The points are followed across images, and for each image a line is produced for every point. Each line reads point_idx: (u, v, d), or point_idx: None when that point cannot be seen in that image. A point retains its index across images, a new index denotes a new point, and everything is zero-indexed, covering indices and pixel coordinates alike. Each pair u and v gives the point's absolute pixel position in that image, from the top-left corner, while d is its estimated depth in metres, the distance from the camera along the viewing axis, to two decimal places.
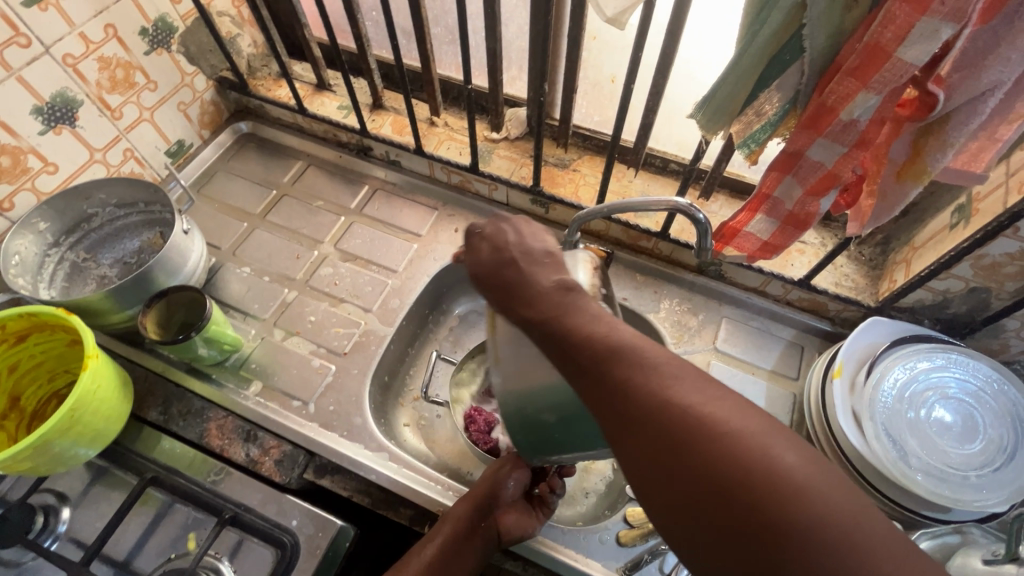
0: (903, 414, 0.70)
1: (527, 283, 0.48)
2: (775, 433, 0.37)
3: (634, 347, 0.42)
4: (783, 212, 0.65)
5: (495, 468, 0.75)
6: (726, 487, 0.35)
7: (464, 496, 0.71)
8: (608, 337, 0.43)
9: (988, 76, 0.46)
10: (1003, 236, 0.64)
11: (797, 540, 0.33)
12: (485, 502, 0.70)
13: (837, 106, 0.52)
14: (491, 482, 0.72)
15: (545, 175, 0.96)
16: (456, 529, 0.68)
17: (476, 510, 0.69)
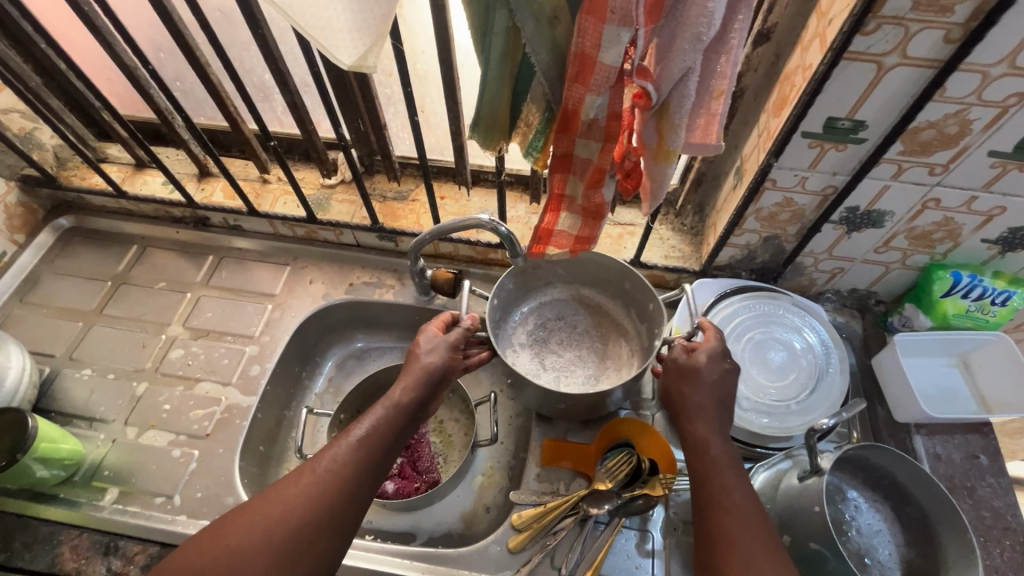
0: (734, 366, 0.76)
1: (698, 386, 0.62)
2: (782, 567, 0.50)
3: (732, 478, 0.56)
4: (579, 207, 0.70)
5: (440, 350, 0.67)
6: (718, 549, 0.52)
7: (405, 376, 0.65)
8: (721, 459, 0.57)
9: (677, 63, 0.52)
10: (766, 190, 0.73)
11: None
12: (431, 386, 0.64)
13: (577, 108, 0.57)
14: (439, 362, 0.66)
15: (385, 210, 0.97)
16: (392, 411, 0.61)
17: (422, 394, 0.64)
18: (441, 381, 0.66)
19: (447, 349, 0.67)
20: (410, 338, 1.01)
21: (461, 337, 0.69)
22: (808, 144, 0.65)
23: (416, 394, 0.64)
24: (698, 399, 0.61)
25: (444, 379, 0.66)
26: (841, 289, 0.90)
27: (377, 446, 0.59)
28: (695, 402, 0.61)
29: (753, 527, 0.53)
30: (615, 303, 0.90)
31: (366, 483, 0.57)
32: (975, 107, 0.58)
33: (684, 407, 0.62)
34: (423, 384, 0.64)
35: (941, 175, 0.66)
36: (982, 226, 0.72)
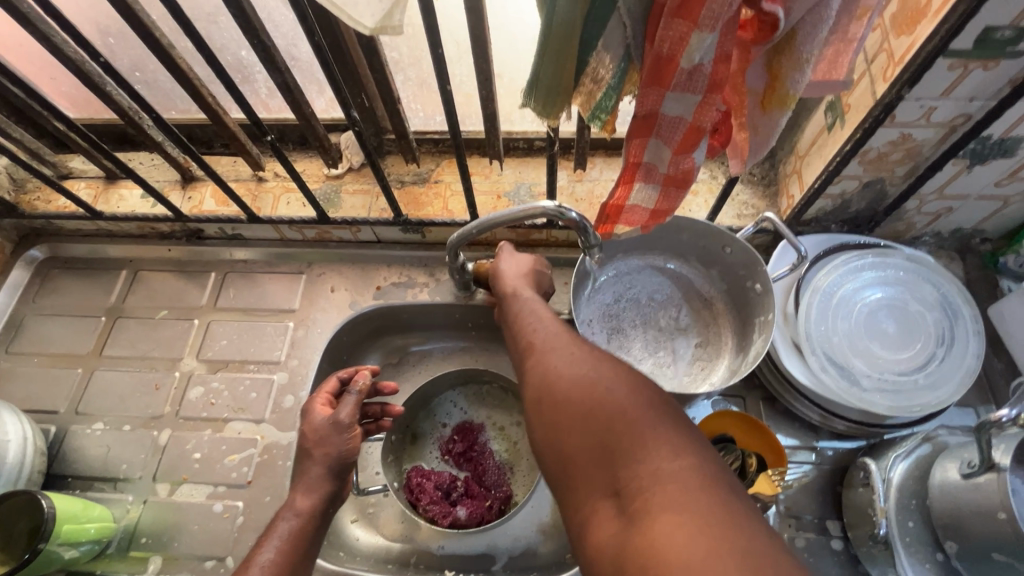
0: (840, 333, 0.66)
1: (538, 336, 0.58)
2: (685, 439, 0.42)
3: (587, 383, 0.48)
4: (659, 176, 0.56)
5: (333, 437, 0.64)
6: (596, 442, 0.44)
7: (303, 488, 0.63)
8: (577, 369, 0.50)
9: None
10: (882, 127, 0.59)
11: (614, 445, 0.43)
12: (550, 358, 0.53)
13: (674, 54, 0.44)
14: (338, 450, 0.64)
15: (405, 198, 0.83)
16: (290, 521, 0.61)
17: (326, 501, 0.63)
18: (342, 462, 0.64)
19: (342, 434, 0.65)
20: (452, 338, 0.90)
21: (352, 409, 0.66)
22: (948, 66, 0.52)
23: (321, 491, 0.63)
24: (583, 359, 0.51)
25: (350, 462, 0.65)
26: (941, 231, 0.78)
27: (286, 562, 0.58)
28: (564, 365, 0.52)
29: (625, 397, 0.46)
30: (666, 256, 0.81)
31: None
32: None
33: (541, 382, 0.52)
34: (327, 474, 0.63)
35: None
36: None
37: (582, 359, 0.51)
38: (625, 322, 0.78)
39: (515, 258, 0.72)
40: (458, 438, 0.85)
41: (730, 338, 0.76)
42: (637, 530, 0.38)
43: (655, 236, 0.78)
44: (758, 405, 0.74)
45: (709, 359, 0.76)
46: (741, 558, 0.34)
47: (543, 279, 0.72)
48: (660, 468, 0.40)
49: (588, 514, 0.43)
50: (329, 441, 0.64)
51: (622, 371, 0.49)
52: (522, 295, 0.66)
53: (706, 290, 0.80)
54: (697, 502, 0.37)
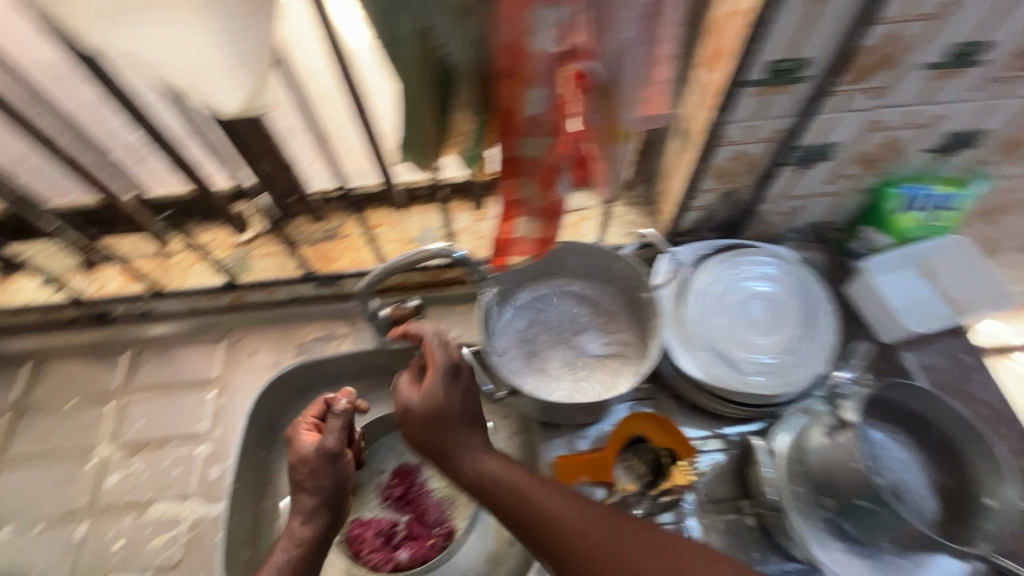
0: (720, 328, 0.74)
1: (507, 480, 0.57)
2: (710, 556, 0.52)
3: (611, 542, 0.53)
4: (535, 209, 0.63)
5: (324, 465, 0.66)
6: None
7: (300, 515, 0.65)
8: (589, 530, 0.53)
9: (618, 35, 0.47)
10: (720, 147, 0.69)
11: None
12: (544, 517, 0.55)
13: (515, 107, 0.51)
14: (331, 479, 0.66)
15: (315, 255, 0.87)
16: (291, 545, 0.64)
17: (325, 526, 0.66)
18: (336, 488, 0.67)
19: (333, 461, 0.66)
20: (380, 384, 0.92)
21: (340, 435, 0.67)
22: (754, 93, 0.62)
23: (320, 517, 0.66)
24: (571, 503, 0.55)
25: (342, 487, 0.67)
26: (799, 226, 0.89)
27: None
28: (567, 523, 0.54)
29: (652, 548, 0.52)
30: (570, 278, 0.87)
31: None
32: (910, 22, 0.56)
33: (556, 549, 0.54)
34: (325, 504, 0.66)
35: (884, 96, 0.65)
36: (927, 136, 0.73)
37: (580, 513, 0.55)
38: (541, 343, 0.83)
39: (428, 377, 0.64)
40: (397, 482, 0.86)
41: (637, 343, 0.83)
42: None
43: (555, 262, 0.85)
44: (667, 403, 0.81)
45: (625, 362, 0.82)
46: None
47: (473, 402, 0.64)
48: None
49: None
50: (321, 472, 0.66)
51: (620, 519, 0.55)
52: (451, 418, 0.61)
53: (610, 304, 0.86)
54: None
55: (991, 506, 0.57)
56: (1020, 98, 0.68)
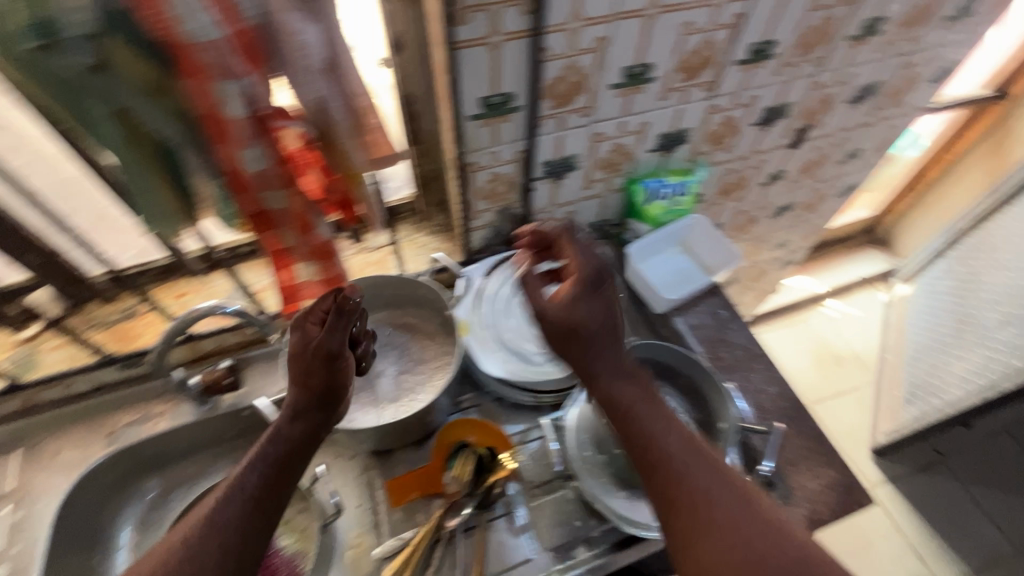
0: (512, 329, 0.83)
1: (592, 372, 0.63)
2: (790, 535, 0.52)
3: (700, 486, 0.55)
4: (305, 253, 0.68)
5: (337, 325, 0.70)
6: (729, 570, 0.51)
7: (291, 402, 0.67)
8: (673, 445, 0.58)
9: (307, 94, 0.53)
10: (473, 172, 0.79)
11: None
12: (649, 428, 0.59)
13: (237, 167, 0.55)
14: (336, 340, 0.69)
15: (113, 335, 0.85)
16: (285, 445, 0.64)
17: (306, 423, 0.66)
18: (304, 411, 0.67)
19: (342, 322, 0.70)
20: (214, 454, 0.90)
21: (320, 318, 0.71)
22: (480, 125, 0.73)
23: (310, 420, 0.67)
24: (675, 425, 0.59)
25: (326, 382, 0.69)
26: (582, 227, 1.03)
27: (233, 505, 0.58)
28: (664, 437, 0.58)
29: (723, 485, 0.55)
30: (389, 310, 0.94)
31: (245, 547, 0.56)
32: (579, 56, 0.70)
33: (664, 470, 0.57)
34: (316, 406, 0.67)
35: (591, 114, 0.79)
36: (645, 139, 0.88)
37: (678, 429, 0.59)
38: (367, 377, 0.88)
39: (569, 273, 0.68)
40: None
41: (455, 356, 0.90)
42: None
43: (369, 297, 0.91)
44: (491, 406, 0.88)
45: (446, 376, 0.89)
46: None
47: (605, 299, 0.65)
48: (718, 509, 0.53)
49: None
50: (311, 376, 0.68)
51: (702, 456, 0.57)
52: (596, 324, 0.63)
53: (429, 326, 0.93)
54: (743, 531, 0.52)
55: (724, 427, 0.70)
56: (700, 102, 0.86)
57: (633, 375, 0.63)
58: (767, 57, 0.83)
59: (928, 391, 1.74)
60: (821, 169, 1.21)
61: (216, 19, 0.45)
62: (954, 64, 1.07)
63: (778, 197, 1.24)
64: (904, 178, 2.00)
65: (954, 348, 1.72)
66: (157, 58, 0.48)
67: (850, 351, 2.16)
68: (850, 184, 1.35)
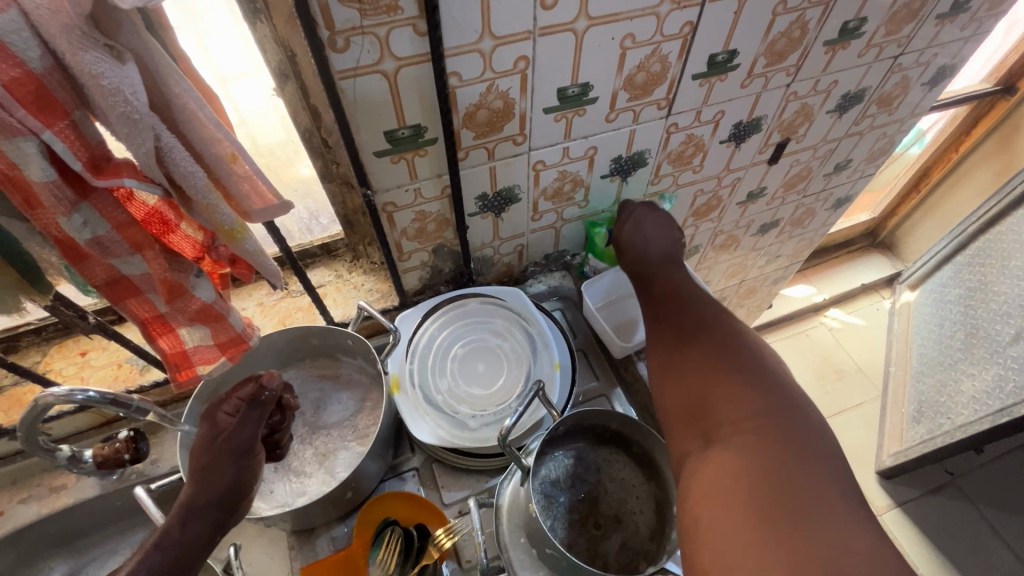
0: (442, 391, 0.73)
1: (638, 241, 0.80)
2: (744, 340, 0.66)
3: (677, 300, 0.73)
4: (188, 317, 0.59)
5: (243, 424, 0.60)
6: (693, 336, 0.67)
7: (201, 486, 0.56)
8: (679, 278, 0.76)
9: (137, 149, 0.43)
10: (393, 213, 0.70)
11: (701, 351, 0.65)
12: (660, 274, 0.77)
13: (65, 234, 0.46)
14: (247, 438, 0.60)
15: (6, 402, 0.76)
16: (210, 501, 0.56)
17: (221, 509, 0.56)
18: (199, 514, 0.55)
19: (248, 425, 0.60)
20: (128, 527, 0.82)
21: (231, 409, 0.60)
22: (390, 161, 0.63)
23: (206, 519, 0.56)
24: (660, 279, 0.77)
25: (239, 464, 0.58)
26: (537, 258, 0.92)
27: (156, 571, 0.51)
28: (663, 276, 0.77)
29: (688, 309, 0.71)
30: (319, 361, 0.84)
31: None
32: (498, 80, 0.60)
33: (650, 301, 0.75)
34: (222, 500, 0.56)
35: (526, 141, 0.69)
36: (596, 164, 0.78)
37: (669, 281, 0.76)
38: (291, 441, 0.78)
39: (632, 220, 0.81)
40: None
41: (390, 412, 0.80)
42: (764, 425, 0.55)
43: (291, 348, 0.81)
44: (431, 469, 0.78)
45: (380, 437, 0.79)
46: (767, 380, 0.60)
47: (675, 235, 0.81)
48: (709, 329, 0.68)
49: (739, 410, 0.57)
50: (212, 475, 0.57)
51: (675, 297, 0.73)
52: (647, 240, 0.79)
53: (362, 378, 0.83)
54: (707, 326, 0.68)
55: None
56: (656, 121, 0.75)
57: (674, 232, 0.81)
58: (729, 68, 0.72)
59: (935, 409, 1.62)
60: (807, 183, 1.10)
61: None
62: (950, 64, 0.95)
63: (761, 214, 1.13)
64: (906, 180, 1.86)
65: (962, 364, 1.60)
66: None
67: (852, 364, 2.04)
68: (842, 197, 1.23)
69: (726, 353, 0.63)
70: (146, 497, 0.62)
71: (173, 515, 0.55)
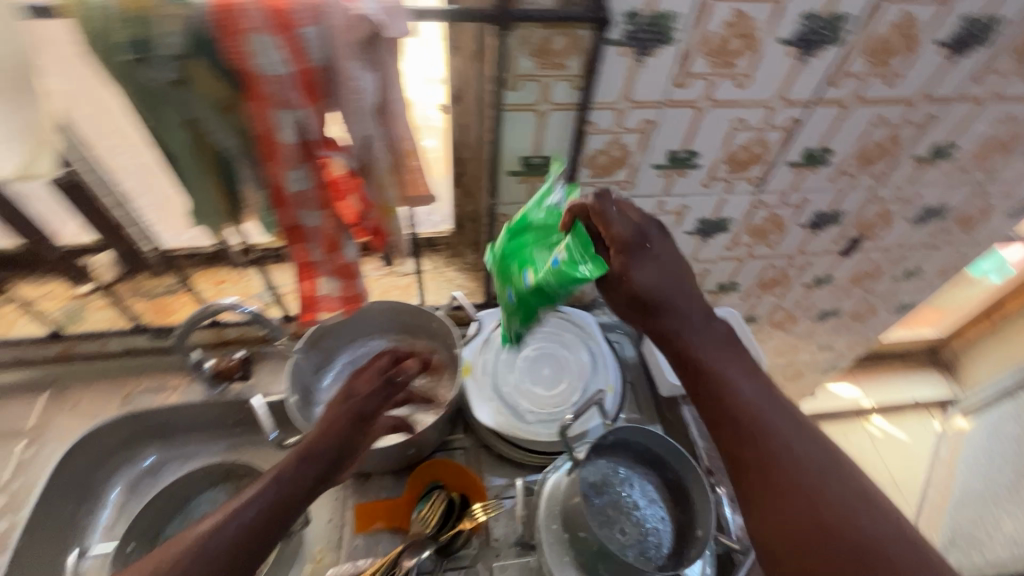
0: (511, 383, 0.84)
1: (669, 325, 0.56)
2: (891, 542, 0.44)
3: (782, 447, 0.50)
4: (331, 270, 0.73)
5: (375, 392, 0.66)
6: (844, 545, 0.45)
7: (318, 436, 0.62)
8: (739, 382, 0.53)
9: (355, 133, 0.57)
10: (505, 223, 0.82)
11: (868, 569, 0.43)
12: (726, 370, 0.53)
13: (281, 185, 0.60)
14: (372, 405, 0.65)
15: (153, 307, 0.92)
16: (322, 455, 0.61)
17: (326, 463, 0.61)
18: (317, 467, 0.60)
19: (377, 395, 0.66)
20: (215, 434, 0.95)
21: (367, 378, 0.67)
22: (518, 180, 0.75)
23: (314, 470, 0.60)
24: (756, 390, 0.52)
25: (357, 426, 0.64)
26: None
27: (264, 506, 0.56)
28: (749, 393, 0.52)
29: (811, 472, 0.48)
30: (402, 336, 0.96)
31: (253, 558, 0.54)
32: (624, 134, 0.71)
33: (743, 433, 0.51)
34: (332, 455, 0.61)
35: (631, 188, 0.80)
36: (683, 220, 0.88)
37: (757, 391, 0.53)
38: None
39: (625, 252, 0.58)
40: None
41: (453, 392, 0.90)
42: None
43: (384, 319, 0.92)
44: (478, 451, 0.87)
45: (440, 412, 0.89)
46: None
47: (684, 283, 0.58)
48: (786, 473, 0.49)
49: None
50: (333, 429, 0.62)
51: (789, 454, 0.49)
52: (648, 290, 0.57)
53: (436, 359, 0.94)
54: (829, 497, 0.47)
55: (702, 536, 0.67)
56: (746, 195, 0.85)
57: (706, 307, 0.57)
58: (822, 162, 0.82)
59: (970, 544, 1.61)
60: (875, 282, 1.15)
61: (284, 57, 0.50)
62: None
63: (823, 301, 1.18)
64: (978, 304, 1.85)
65: (1004, 503, 1.57)
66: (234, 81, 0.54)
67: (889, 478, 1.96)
68: (906, 303, 1.27)
69: (881, 570, 0.43)
70: (260, 405, 0.76)
71: (288, 458, 0.60)
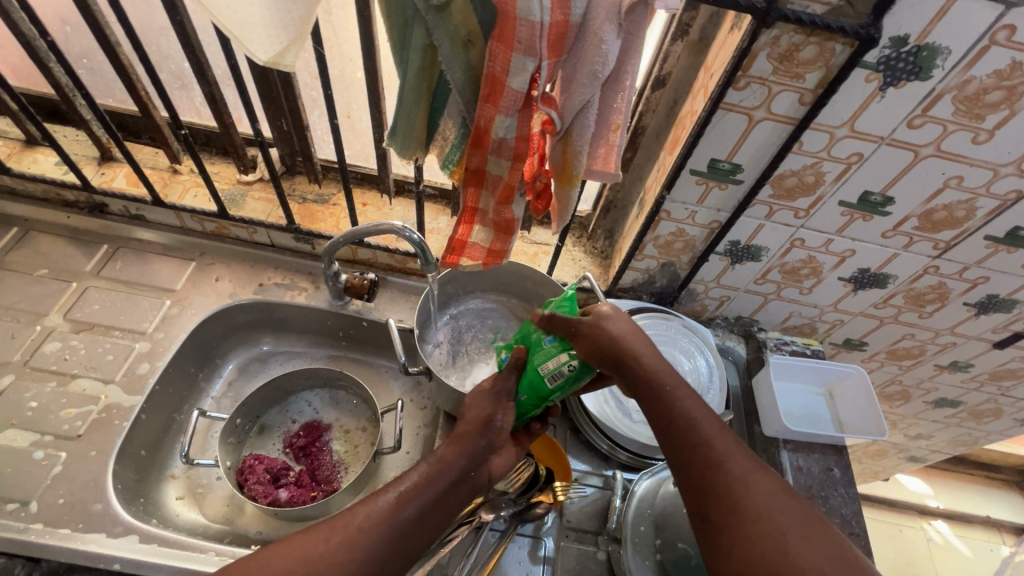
0: None
1: (637, 360, 0.57)
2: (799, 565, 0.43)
3: (726, 469, 0.49)
4: (491, 221, 0.73)
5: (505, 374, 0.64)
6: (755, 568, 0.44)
7: (460, 431, 0.61)
8: (693, 412, 0.54)
9: (577, 95, 0.57)
10: (662, 220, 0.80)
11: None
12: (681, 397, 0.55)
13: (488, 128, 0.60)
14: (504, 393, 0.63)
15: (303, 212, 0.96)
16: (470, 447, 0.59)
17: (471, 456, 0.59)
18: (471, 463, 0.59)
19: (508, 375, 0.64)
20: (324, 342, 1.00)
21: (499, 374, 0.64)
22: (696, 181, 0.73)
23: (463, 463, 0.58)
24: (680, 411, 0.54)
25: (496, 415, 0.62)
26: (728, 315, 0.99)
27: (418, 494, 0.54)
28: (698, 420, 0.53)
29: (766, 499, 0.47)
30: (517, 300, 0.97)
31: (405, 549, 0.52)
32: (826, 161, 0.68)
33: (685, 456, 0.51)
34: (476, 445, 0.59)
35: (804, 219, 0.76)
36: (841, 265, 0.83)
37: (707, 416, 0.54)
38: (473, 347, 0.92)
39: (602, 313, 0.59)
40: (303, 434, 0.91)
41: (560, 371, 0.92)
42: None
43: (506, 279, 0.94)
44: (566, 434, 0.88)
45: None
46: None
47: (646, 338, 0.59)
48: (741, 505, 0.47)
49: None
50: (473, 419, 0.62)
51: (728, 479, 0.48)
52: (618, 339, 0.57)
53: None
54: (774, 523, 0.46)
55: None
56: (922, 256, 0.79)
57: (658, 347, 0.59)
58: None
59: None
60: (1015, 383, 1.05)
61: (549, 6, 0.51)
62: None
63: (948, 387, 1.09)
64: None
65: None
66: (484, 19, 0.55)
67: None
68: None
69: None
70: (394, 329, 0.82)
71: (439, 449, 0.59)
